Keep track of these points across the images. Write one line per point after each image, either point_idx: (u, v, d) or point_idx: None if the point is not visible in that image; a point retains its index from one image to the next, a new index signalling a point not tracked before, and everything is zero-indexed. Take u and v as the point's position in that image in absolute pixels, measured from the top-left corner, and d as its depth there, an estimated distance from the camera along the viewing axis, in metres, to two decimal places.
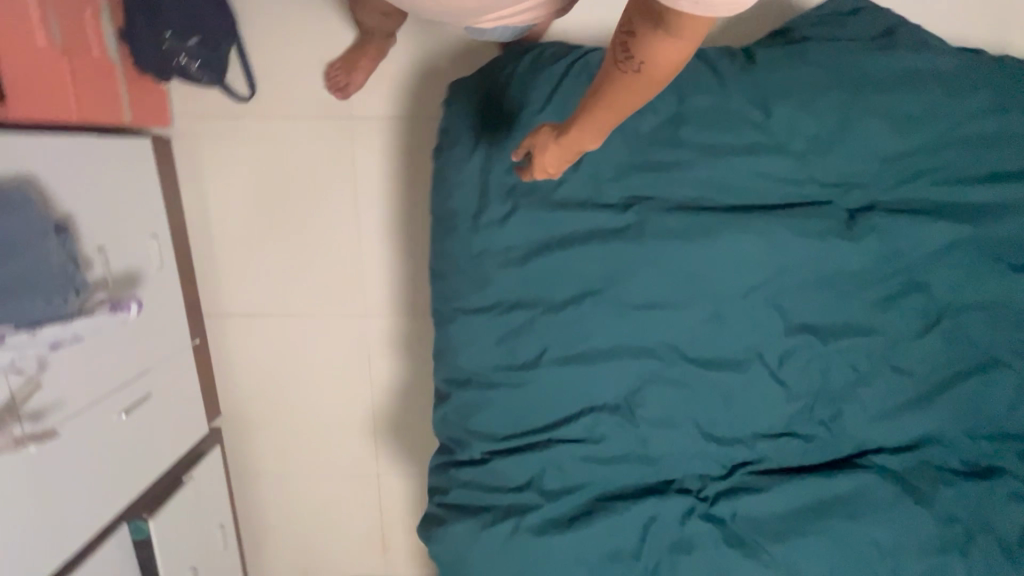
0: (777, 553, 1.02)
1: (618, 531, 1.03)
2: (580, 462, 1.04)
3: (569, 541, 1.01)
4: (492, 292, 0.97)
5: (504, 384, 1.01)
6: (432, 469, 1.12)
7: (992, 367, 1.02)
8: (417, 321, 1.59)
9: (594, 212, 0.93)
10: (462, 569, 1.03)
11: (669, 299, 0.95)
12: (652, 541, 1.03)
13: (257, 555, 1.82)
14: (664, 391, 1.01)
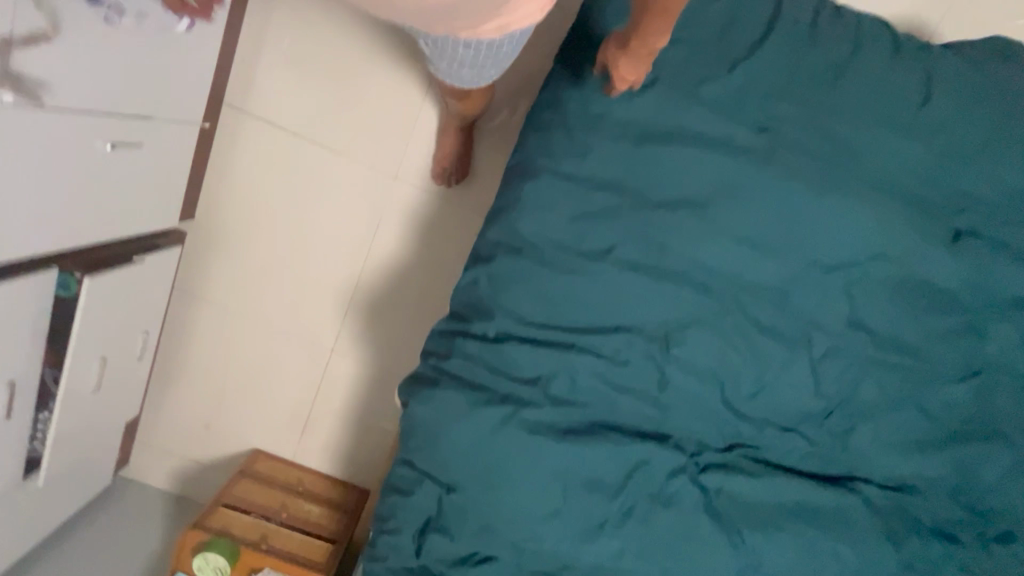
0: (746, 540, 0.98)
1: (606, 461, 0.96)
2: (594, 379, 0.96)
3: (554, 450, 0.94)
4: (592, 161, 0.91)
5: (557, 266, 0.93)
6: (434, 334, 1.02)
7: (999, 437, 1.03)
8: (447, 205, 1.48)
9: (728, 123, 0.88)
10: (434, 435, 0.94)
11: (759, 242, 0.90)
12: (635, 486, 0.97)
13: (165, 384, 1.64)
14: (707, 339, 0.96)
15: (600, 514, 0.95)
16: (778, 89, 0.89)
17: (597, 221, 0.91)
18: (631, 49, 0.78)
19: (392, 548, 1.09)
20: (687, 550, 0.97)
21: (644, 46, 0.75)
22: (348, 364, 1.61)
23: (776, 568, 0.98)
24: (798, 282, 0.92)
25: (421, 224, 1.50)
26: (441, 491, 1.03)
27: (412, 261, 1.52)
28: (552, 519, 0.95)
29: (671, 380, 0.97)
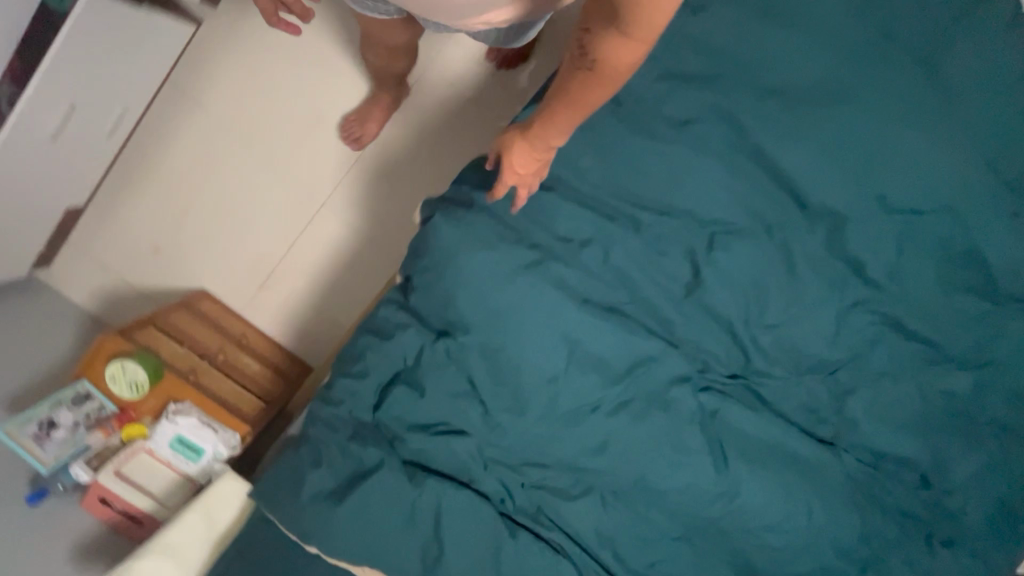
0: (727, 467, 0.94)
1: (616, 346, 0.89)
2: (629, 258, 0.89)
3: (569, 315, 0.86)
4: (699, 23, 0.88)
5: (630, 123, 0.87)
6: (475, 166, 0.94)
7: (979, 440, 1.04)
8: (493, 82, 1.39)
9: (840, 28, 0.87)
10: (449, 260, 0.86)
11: (834, 160, 0.88)
12: (637, 381, 0.90)
13: (126, 184, 1.47)
14: (752, 252, 0.91)
15: (596, 399, 0.89)
16: (893, 12, 0.88)
17: (679, 91, 0.87)
18: (529, 136, 0.70)
19: (353, 394, 1.00)
20: (670, 462, 0.92)
21: (546, 138, 0.68)
22: (337, 222, 1.45)
23: (745, 503, 0.95)
24: (857, 215, 0.90)
25: (462, 93, 1.39)
26: (426, 341, 0.96)
27: (440, 129, 1.40)
28: (546, 390, 0.88)
29: (703, 283, 0.92)
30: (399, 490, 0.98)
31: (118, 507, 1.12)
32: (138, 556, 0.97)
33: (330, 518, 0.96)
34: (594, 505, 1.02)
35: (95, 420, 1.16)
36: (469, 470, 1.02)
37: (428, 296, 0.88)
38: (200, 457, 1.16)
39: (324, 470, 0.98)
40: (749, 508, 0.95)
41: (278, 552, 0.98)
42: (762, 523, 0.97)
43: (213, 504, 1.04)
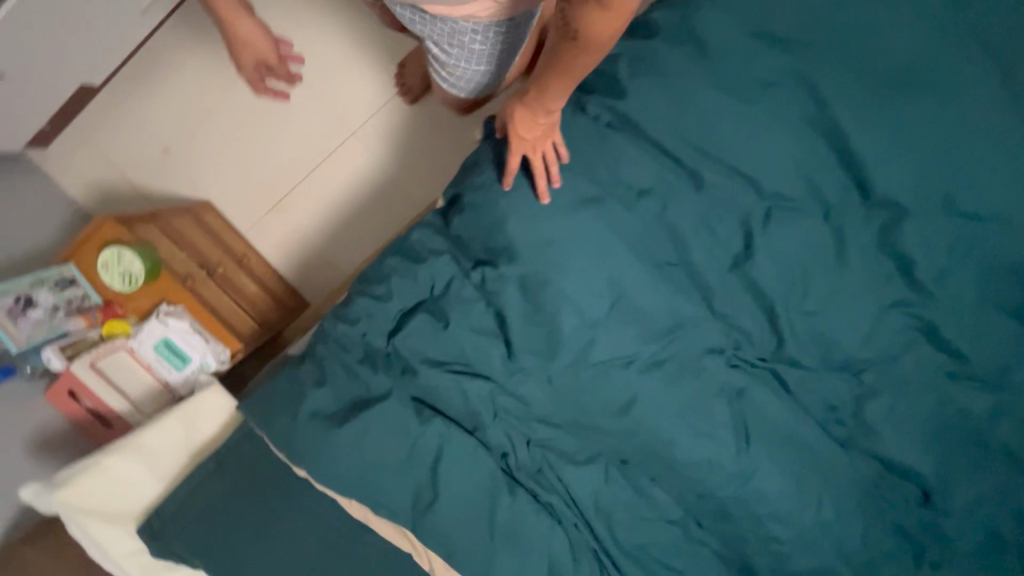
0: (747, 449, 0.91)
1: (658, 302, 0.86)
2: (686, 216, 0.87)
3: (619, 258, 0.84)
4: None
5: (712, 76, 0.85)
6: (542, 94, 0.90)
7: (992, 466, 1.03)
8: None
9: (926, 23, 0.87)
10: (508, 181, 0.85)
11: (903, 150, 0.87)
12: (674, 343, 0.88)
13: (146, 78, 1.40)
14: (805, 232, 0.89)
15: (631, 353, 0.86)
16: (975, 19, 0.89)
17: (765, 51, 0.85)
18: (526, 101, 0.71)
19: (371, 315, 0.93)
20: (694, 433, 0.88)
21: (545, 103, 0.70)
22: (367, 155, 1.40)
23: (758, 488, 0.92)
24: (915, 210, 0.89)
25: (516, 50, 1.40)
26: (460, 270, 0.91)
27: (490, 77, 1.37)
28: (583, 335, 0.84)
29: (753, 254, 0.90)
30: (405, 423, 0.93)
31: (87, 404, 1.03)
32: (111, 453, 0.87)
33: (329, 440, 0.90)
34: (598, 474, 0.98)
35: (77, 307, 1.07)
36: (478, 416, 0.96)
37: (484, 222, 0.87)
38: (186, 363, 1.08)
39: (331, 390, 0.92)
40: (761, 493, 0.93)
41: (263, 471, 0.91)
42: (771, 512, 0.95)
43: (197, 411, 0.97)
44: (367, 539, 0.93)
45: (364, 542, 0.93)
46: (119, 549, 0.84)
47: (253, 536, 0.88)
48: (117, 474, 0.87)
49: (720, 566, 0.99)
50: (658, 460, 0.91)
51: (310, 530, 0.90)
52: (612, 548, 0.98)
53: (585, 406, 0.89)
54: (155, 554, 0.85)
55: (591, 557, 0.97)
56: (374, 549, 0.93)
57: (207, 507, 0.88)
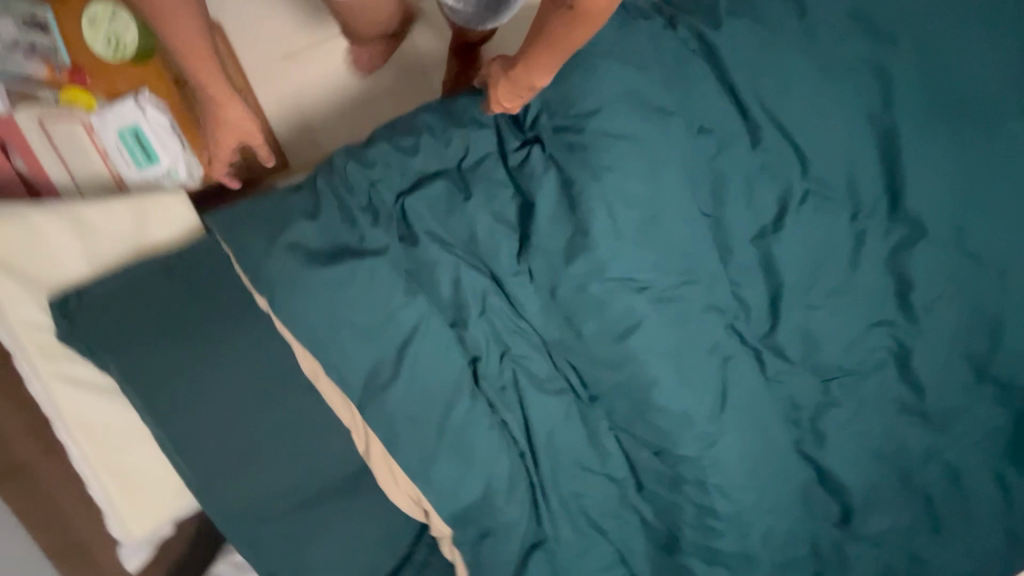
0: (716, 414, 0.90)
1: (684, 240, 0.84)
2: (733, 168, 0.86)
3: (663, 183, 0.81)
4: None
5: (801, 42, 0.86)
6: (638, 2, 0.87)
7: (919, 515, 1.04)
8: None
9: (992, 74, 0.93)
10: (580, 69, 0.81)
11: (937, 177, 0.91)
12: (684, 288, 0.86)
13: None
14: (831, 224, 0.91)
15: (646, 280, 0.83)
16: None
17: (856, 37, 0.87)
18: (511, 75, 0.76)
19: (391, 166, 0.86)
20: (676, 383, 0.87)
21: (527, 79, 0.75)
22: (406, 35, 1.34)
23: (715, 458, 0.91)
24: (930, 235, 0.93)
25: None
26: (497, 151, 0.87)
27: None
28: (605, 244, 0.80)
29: (781, 229, 0.90)
30: (388, 289, 0.84)
31: (18, 165, 0.89)
32: (38, 210, 0.76)
33: (303, 278, 0.81)
34: (561, 409, 0.93)
35: (42, 53, 0.90)
36: (462, 309, 0.89)
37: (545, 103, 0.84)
38: (150, 164, 0.95)
39: (322, 228, 0.84)
40: (715, 464, 0.91)
41: (216, 291, 0.80)
42: (719, 490, 0.92)
43: (153, 212, 0.83)
44: (307, 400, 0.84)
45: (301, 402, 0.84)
46: (22, 317, 0.74)
47: (184, 355, 0.77)
48: (43, 237, 0.76)
49: (643, 533, 0.98)
50: (628, 402, 0.89)
51: (249, 369, 0.80)
52: (551, 488, 0.93)
53: (578, 324, 0.85)
54: (61, 338, 0.74)
55: (528, 491, 0.92)
56: (310, 413, 0.84)
57: (138, 306, 0.76)
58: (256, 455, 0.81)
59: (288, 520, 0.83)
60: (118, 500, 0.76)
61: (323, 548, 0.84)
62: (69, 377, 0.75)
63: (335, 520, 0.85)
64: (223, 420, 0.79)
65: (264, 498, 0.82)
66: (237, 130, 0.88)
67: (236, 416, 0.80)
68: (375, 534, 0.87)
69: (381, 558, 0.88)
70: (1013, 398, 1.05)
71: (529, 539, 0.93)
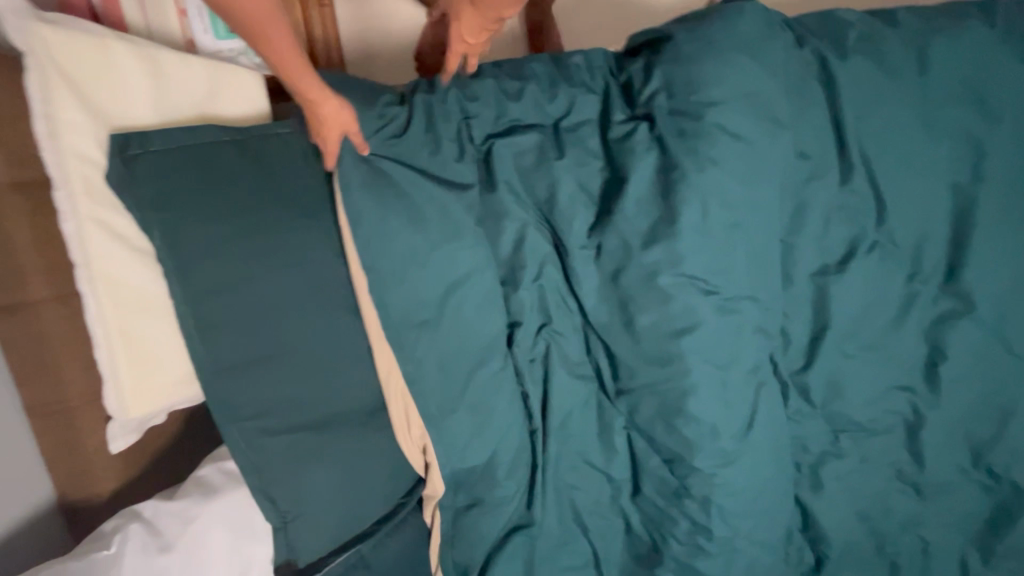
0: (745, 440, 0.85)
1: (756, 254, 0.83)
2: (815, 197, 0.87)
3: (754, 191, 0.81)
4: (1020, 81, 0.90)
5: (913, 96, 0.87)
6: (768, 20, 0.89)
7: None
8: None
9: None
10: (703, 61, 0.82)
11: (998, 263, 0.92)
12: (745, 302, 0.83)
13: None
14: (889, 278, 0.92)
15: (713, 282, 0.81)
16: None
17: (964, 108, 0.88)
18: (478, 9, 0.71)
19: (491, 106, 0.85)
20: (713, 393, 0.82)
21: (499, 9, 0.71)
22: None
23: (734, 486, 0.84)
24: (976, 315, 0.94)
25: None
26: (596, 121, 0.87)
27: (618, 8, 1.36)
28: (681, 234, 0.79)
29: (844, 271, 0.90)
30: (453, 224, 0.80)
31: None
32: (117, 40, 0.69)
33: (380, 186, 0.77)
34: (584, 392, 0.89)
35: None
36: (516, 267, 0.85)
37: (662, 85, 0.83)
38: (228, 38, 0.89)
39: (409, 146, 0.81)
40: (733, 492, 0.84)
41: (281, 183, 0.77)
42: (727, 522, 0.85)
43: (232, 87, 0.80)
44: (342, 321, 0.80)
45: (336, 321, 0.79)
46: (72, 145, 0.66)
47: (233, 234, 0.72)
48: (118, 71, 0.69)
49: (624, 539, 0.92)
50: (656, 401, 0.84)
51: (296, 272, 0.76)
52: (550, 473, 0.89)
53: (631, 309, 0.82)
54: (109, 180, 0.68)
55: (528, 467, 0.89)
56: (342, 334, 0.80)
57: (197, 172, 0.72)
58: (276, 360, 0.75)
59: (290, 438, 0.76)
60: (125, 370, 0.69)
61: (320, 478, 0.77)
62: (103, 225, 0.68)
63: (339, 451, 0.79)
64: (256, 316, 0.74)
65: (273, 410, 0.75)
66: (333, 118, 0.73)
67: (269, 315, 0.75)
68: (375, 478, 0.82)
69: (369, 505, 0.82)
70: (1000, 490, 1.01)
71: (514, 520, 0.89)
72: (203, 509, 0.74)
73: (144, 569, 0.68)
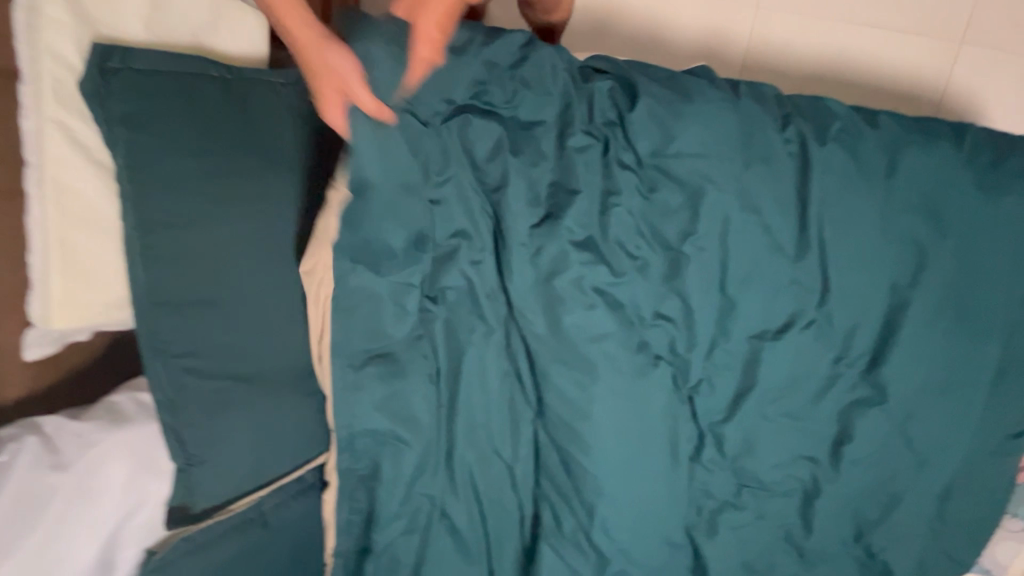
0: (635, 452, 0.93)
1: (681, 292, 0.91)
2: (764, 263, 0.92)
3: (688, 234, 0.89)
4: (979, 203, 0.94)
5: (874, 194, 0.92)
6: (760, 94, 0.94)
7: None
8: (698, 45, 1.37)
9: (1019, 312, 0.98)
10: (676, 112, 0.88)
11: (918, 364, 0.98)
12: (660, 329, 0.92)
13: None
14: (818, 355, 0.97)
15: (636, 305, 0.90)
16: None
17: (920, 214, 0.94)
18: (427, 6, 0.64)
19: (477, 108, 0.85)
20: (617, 404, 0.90)
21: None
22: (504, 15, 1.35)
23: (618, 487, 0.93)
24: (886, 406, 1.00)
25: (725, 45, 1.37)
26: (569, 131, 0.87)
27: (644, 45, 1.39)
28: (615, 256, 0.88)
29: (778, 340, 0.95)
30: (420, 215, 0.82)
31: None
32: None
33: (350, 156, 0.78)
34: (505, 395, 0.92)
35: None
36: (477, 265, 0.87)
37: (641, 127, 0.88)
38: None
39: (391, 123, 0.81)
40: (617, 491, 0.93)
41: (267, 137, 0.78)
42: (606, 517, 0.93)
43: (230, 22, 0.80)
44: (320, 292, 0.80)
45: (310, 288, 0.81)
46: (52, 47, 0.64)
47: (201, 172, 0.72)
48: None
49: (516, 536, 0.97)
50: (566, 412, 0.89)
51: (257, 219, 0.76)
52: (461, 463, 0.93)
53: (562, 321, 0.86)
54: (81, 90, 0.66)
55: (446, 456, 0.93)
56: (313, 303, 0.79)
57: (179, 104, 0.71)
58: (217, 305, 0.75)
59: (211, 384, 0.75)
60: (55, 281, 0.68)
61: (236, 425, 0.77)
62: (68, 133, 0.67)
63: (260, 406, 0.79)
64: (206, 260, 0.74)
65: (203, 354, 0.75)
66: (342, 76, 0.70)
67: (218, 260, 0.74)
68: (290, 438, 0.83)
69: (277, 463, 0.83)
70: (871, 566, 1.09)
71: (414, 501, 0.92)
72: (109, 436, 0.73)
73: (33, 483, 0.68)
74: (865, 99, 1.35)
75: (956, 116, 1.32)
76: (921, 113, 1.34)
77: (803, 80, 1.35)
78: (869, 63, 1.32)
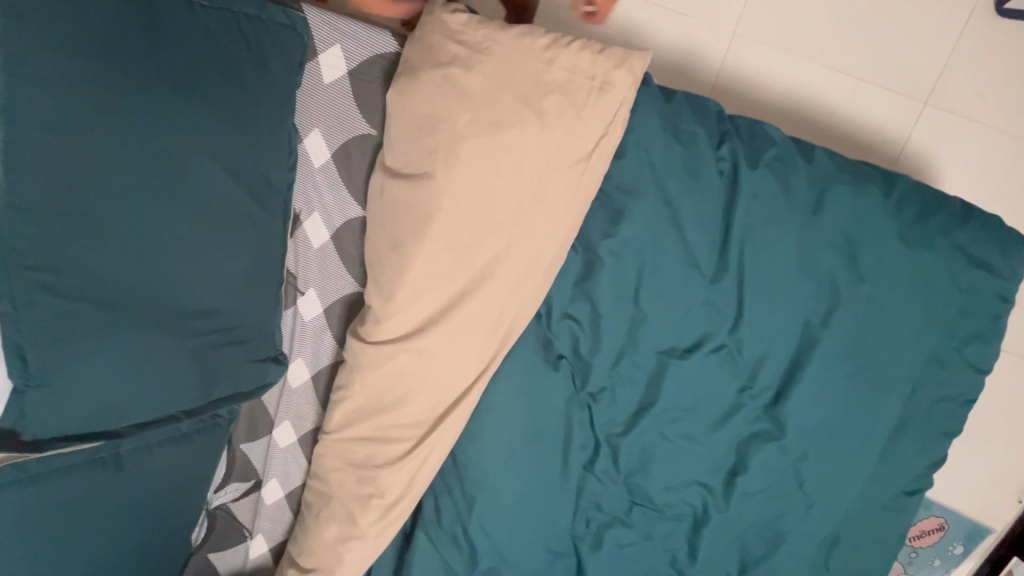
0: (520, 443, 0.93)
1: (591, 293, 0.91)
2: (678, 278, 0.91)
3: (604, 235, 0.89)
4: (901, 254, 0.94)
5: (797, 228, 0.92)
6: (703, 112, 0.94)
7: None
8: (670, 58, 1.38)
9: (928, 369, 0.97)
10: None
11: (820, 404, 0.97)
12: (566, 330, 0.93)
13: None
14: (722, 381, 0.96)
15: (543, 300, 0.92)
16: (953, 403, 0.98)
17: (841, 255, 0.93)
18: None
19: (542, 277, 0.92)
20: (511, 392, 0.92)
21: None
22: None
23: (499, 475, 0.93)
24: (786, 444, 0.98)
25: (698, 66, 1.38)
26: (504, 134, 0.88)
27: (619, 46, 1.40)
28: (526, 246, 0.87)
29: (685, 359, 0.94)
30: None
31: None
32: None
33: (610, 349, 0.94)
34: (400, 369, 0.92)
35: None
36: None
37: None
38: None
39: None
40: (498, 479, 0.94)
41: (176, 59, 0.74)
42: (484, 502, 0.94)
43: None
44: (488, 345, 0.91)
45: (459, 319, 0.89)
46: None
47: (89, 80, 0.68)
48: None
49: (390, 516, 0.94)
50: None
51: (144, 141, 0.73)
52: None
53: None
54: None
55: None
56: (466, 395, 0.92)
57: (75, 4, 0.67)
58: (85, 221, 0.70)
59: (69, 305, 0.71)
60: None
61: (94, 357, 0.74)
62: None
63: (125, 336, 0.76)
64: (81, 170, 0.69)
65: (62, 271, 0.70)
66: None
67: (94, 174, 0.70)
68: (426, 439, 0.93)
69: (142, 397, 0.81)
70: None
71: None
72: None
73: None
74: (820, 138, 1.35)
75: (911, 172, 1.30)
76: (876, 164, 1.33)
77: (762, 112, 1.36)
78: (831, 104, 1.33)
